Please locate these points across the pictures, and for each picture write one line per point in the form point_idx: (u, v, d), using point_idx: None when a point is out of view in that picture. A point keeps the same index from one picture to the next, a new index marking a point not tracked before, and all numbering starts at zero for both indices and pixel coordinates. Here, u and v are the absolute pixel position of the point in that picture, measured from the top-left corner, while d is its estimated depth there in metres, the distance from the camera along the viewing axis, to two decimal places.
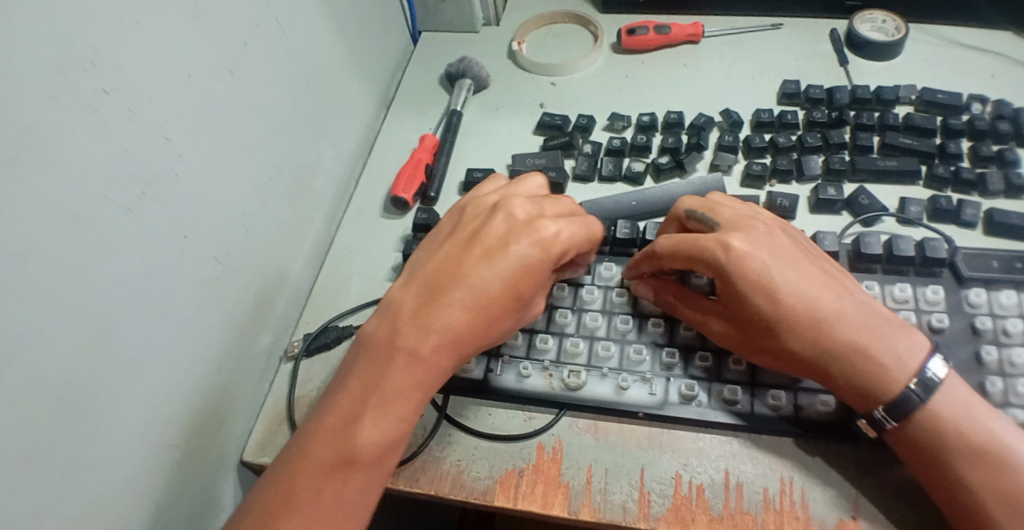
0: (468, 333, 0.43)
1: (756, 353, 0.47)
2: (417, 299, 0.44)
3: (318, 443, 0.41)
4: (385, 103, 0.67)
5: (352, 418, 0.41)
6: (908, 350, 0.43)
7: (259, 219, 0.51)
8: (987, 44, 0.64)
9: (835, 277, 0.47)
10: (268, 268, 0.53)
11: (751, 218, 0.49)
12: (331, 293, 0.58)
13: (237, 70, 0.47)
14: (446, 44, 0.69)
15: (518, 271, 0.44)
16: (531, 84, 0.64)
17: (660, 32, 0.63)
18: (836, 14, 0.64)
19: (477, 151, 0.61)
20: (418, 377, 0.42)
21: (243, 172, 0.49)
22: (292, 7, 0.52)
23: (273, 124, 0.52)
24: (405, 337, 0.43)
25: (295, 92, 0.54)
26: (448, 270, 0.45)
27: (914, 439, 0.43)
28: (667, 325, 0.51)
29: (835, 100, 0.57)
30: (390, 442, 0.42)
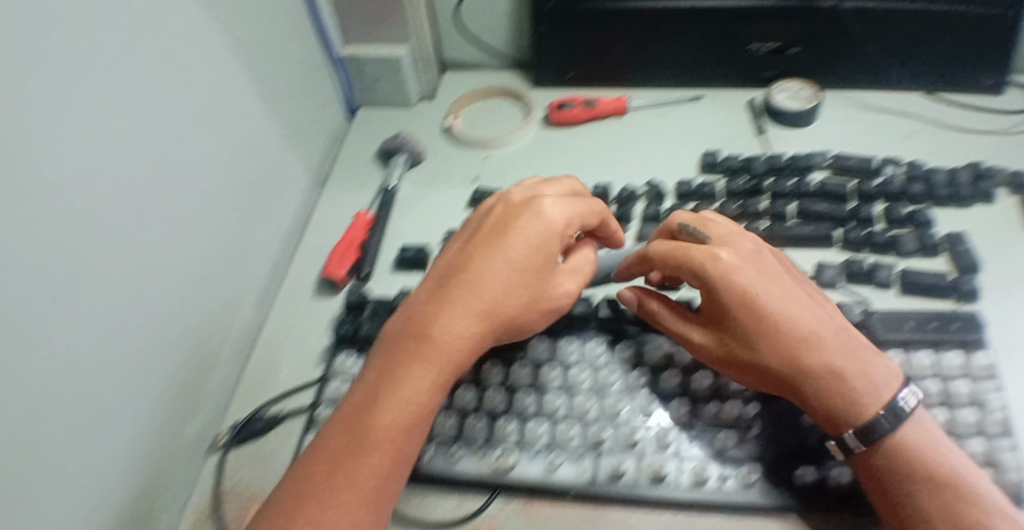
0: (429, 382, 0.43)
1: (736, 370, 0.49)
2: (381, 367, 0.44)
3: (328, 447, 0.41)
4: (320, 180, 0.68)
5: (311, 494, 0.39)
6: (882, 373, 0.46)
7: (190, 304, 0.51)
8: (900, 107, 0.68)
9: (812, 296, 0.50)
10: (199, 353, 0.52)
11: (739, 236, 0.52)
12: (264, 376, 0.58)
13: (169, 158, 0.47)
14: (382, 119, 0.71)
15: (466, 317, 0.45)
16: (464, 157, 0.66)
17: (586, 107, 0.65)
18: (753, 85, 0.68)
19: (411, 225, 0.62)
20: (430, 356, 0.44)
21: (177, 256, 0.48)
22: (225, 93, 0.53)
23: (208, 208, 0.52)
24: (364, 402, 0.43)
25: (229, 174, 0.55)
26: (403, 329, 0.45)
27: (887, 469, 0.43)
28: (595, 400, 0.51)
29: (753, 168, 0.60)
30: (372, 513, 0.40)
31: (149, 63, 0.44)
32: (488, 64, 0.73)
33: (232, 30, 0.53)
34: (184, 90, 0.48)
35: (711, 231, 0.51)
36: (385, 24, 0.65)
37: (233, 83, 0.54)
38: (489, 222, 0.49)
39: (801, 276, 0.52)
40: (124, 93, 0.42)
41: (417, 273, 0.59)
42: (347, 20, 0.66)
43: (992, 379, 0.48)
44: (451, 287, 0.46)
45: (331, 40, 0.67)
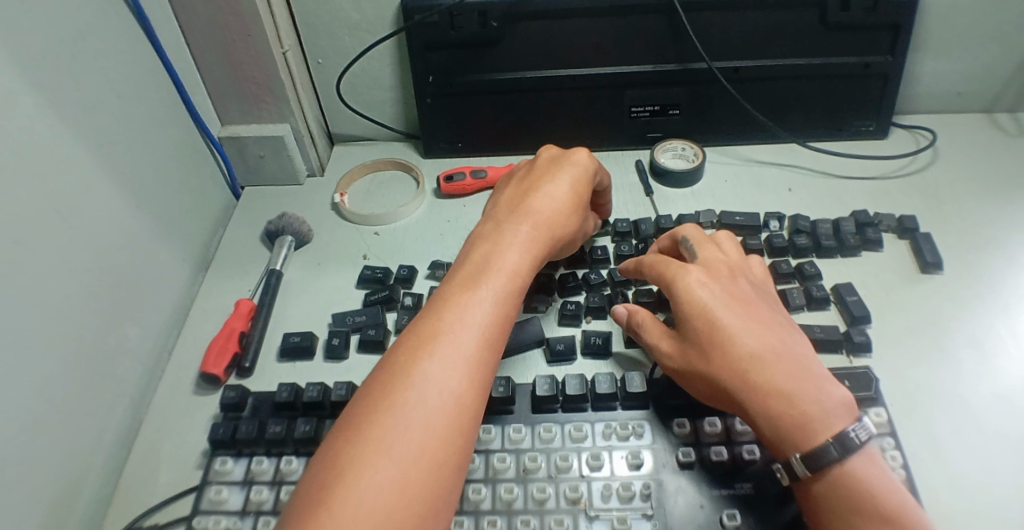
0: (517, 271, 0.46)
1: (692, 380, 0.46)
2: (454, 273, 0.46)
3: (425, 332, 0.41)
4: (204, 264, 0.65)
5: (409, 370, 0.38)
6: (833, 404, 0.42)
7: (43, 424, 0.46)
8: (784, 159, 0.70)
9: (777, 323, 0.47)
10: (57, 476, 0.48)
11: (738, 263, 0.50)
12: (137, 490, 0.53)
13: (15, 272, 0.43)
14: (271, 197, 0.69)
15: (526, 227, 0.49)
16: (355, 235, 0.64)
17: (476, 177, 0.65)
18: (642, 145, 0.68)
19: (298, 310, 0.59)
20: (525, 250, 0.47)
21: (21, 377, 0.44)
22: (84, 192, 0.50)
23: (63, 317, 0.48)
24: (441, 293, 0.44)
25: (91, 277, 0.51)
26: (477, 244, 0.48)
27: (832, 503, 0.40)
28: (489, 489, 0.47)
29: (641, 232, 0.60)
30: (478, 388, 0.39)
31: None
32: (382, 136, 0.72)
33: (89, 125, 0.50)
34: (31, 198, 0.45)
35: (703, 255, 0.51)
36: (266, 104, 0.65)
37: (94, 180, 0.51)
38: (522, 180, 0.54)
39: (777, 304, 0.50)
40: None
41: (303, 361, 0.56)
42: (224, 103, 0.65)
43: (891, 435, 0.49)
44: (518, 210, 0.50)
45: (207, 123, 0.65)
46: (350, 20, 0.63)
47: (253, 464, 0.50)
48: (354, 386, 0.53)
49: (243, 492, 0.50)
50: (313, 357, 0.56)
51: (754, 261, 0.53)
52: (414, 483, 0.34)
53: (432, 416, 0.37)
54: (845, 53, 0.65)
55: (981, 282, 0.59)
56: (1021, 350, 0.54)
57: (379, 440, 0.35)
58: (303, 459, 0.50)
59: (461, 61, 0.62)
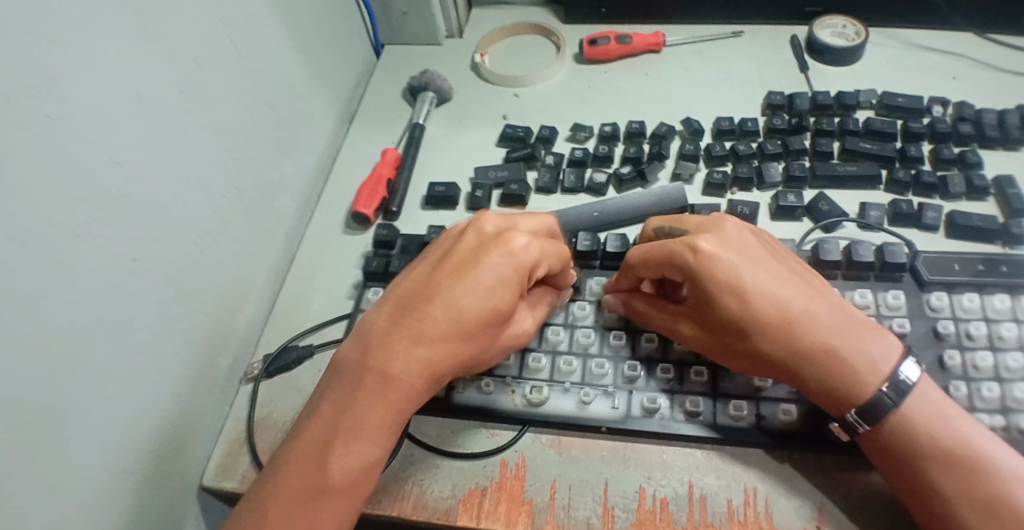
0: (458, 348, 0.42)
1: (725, 355, 0.46)
2: (394, 334, 0.42)
3: (364, 406, 0.41)
4: (349, 118, 0.67)
5: (340, 451, 0.41)
6: (879, 351, 0.43)
7: (216, 238, 0.51)
8: (948, 47, 0.65)
9: (804, 278, 0.47)
10: (226, 291, 0.53)
11: (719, 221, 0.48)
12: (293, 312, 0.58)
13: (191, 87, 0.46)
14: (410, 56, 0.69)
15: (493, 287, 0.42)
16: (494, 96, 0.64)
17: (621, 42, 0.63)
18: (796, 20, 0.64)
19: (441, 164, 0.61)
20: (469, 318, 0.42)
21: (200, 192, 0.48)
22: (246, 23, 0.52)
23: (231, 142, 0.51)
24: (384, 369, 0.42)
25: (253, 109, 0.54)
26: (417, 298, 0.43)
27: (900, 446, 0.42)
28: (628, 337, 0.51)
29: (795, 106, 0.57)
30: (377, 457, 0.42)
31: None
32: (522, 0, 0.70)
33: None
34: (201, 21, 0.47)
35: (689, 224, 0.49)
36: None
37: (255, 13, 0.53)
38: (492, 216, 0.46)
39: (785, 254, 0.49)
40: (139, 23, 0.42)
41: (446, 210, 0.58)
42: None
43: None
44: (483, 260, 0.43)
45: None
46: None
47: None
48: None
49: None
50: (456, 207, 0.58)
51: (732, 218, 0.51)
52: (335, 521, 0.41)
53: (362, 469, 0.41)
54: None
55: None
56: None
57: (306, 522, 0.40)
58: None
59: None
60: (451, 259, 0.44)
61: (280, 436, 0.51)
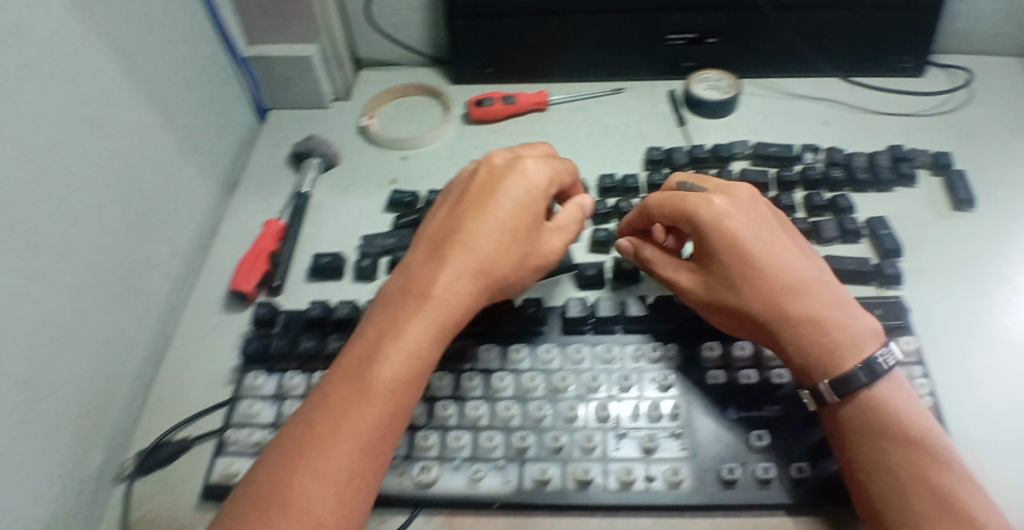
0: (489, 264, 0.46)
1: (715, 311, 0.48)
2: (427, 259, 0.46)
3: (401, 325, 0.43)
4: (230, 187, 0.65)
5: (381, 367, 0.41)
6: (862, 331, 0.45)
7: (75, 329, 0.47)
8: (820, 93, 0.68)
9: (797, 245, 0.49)
10: (92, 382, 0.49)
11: (733, 186, 0.51)
12: (170, 400, 0.54)
13: (45, 170, 0.43)
14: (296, 120, 0.68)
15: (500, 225, 0.46)
16: (383, 159, 0.63)
17: (506, 102, 0.63)
18: (675, 75, 0.67)
19: (327, 232, 0.59)
20: (504, 234, 0.46)
21: (59, 280, 0.45)
22: (107, 99, 0.49)
23: (92, 225, 0.48)
24: (416, 287, 0.44)
25: (116, 186, 0.51)
26: (447, 231, 0.47)
27: (860, 425, 0.42)
28: (518, 406, 0.49)
29: (674, 160, 0.59)
30: (419, 371, 0.42)
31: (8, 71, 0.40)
32: (408, 61, 0.71)
33: (112, 32, 0.50)
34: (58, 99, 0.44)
35: (710, 184, 0.51)
36: (289, 22, 0.63)
37: (120, 88, 0.51)
38: (501, 150, 0.51)
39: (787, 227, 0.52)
40: None
41: (332, 281, 0.56)
42: (250, 21, 0.63)
43: (919, 364, 0.48)
44: (493, 191, 0.48)
45: (233, 40, 0.64)
46: None
47: (285, 379, 0.51)
48: None
49: (274, 406, 0.50)
50: (343, 277, 0.56)
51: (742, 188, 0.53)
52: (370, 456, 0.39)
53: (400, 393, 0.41)
54: None
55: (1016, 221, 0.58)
56: None
57: (343, 437, 0.39)
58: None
59: None
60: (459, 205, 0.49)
61: None
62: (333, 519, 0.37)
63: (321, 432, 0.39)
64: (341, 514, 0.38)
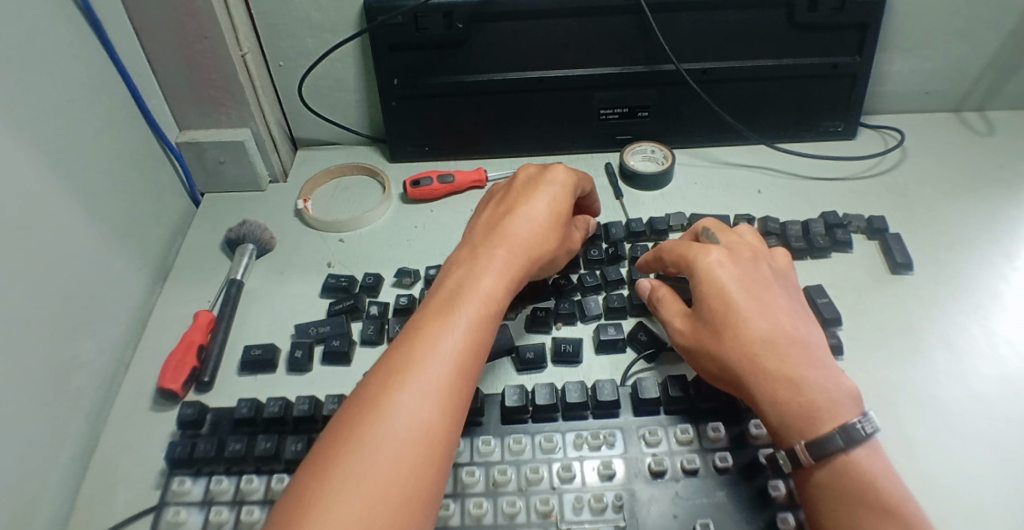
0: (546, 226, 0.49)
1: (700, 356, 0.47)
2: (489, 225, 0.49)
3: (471, 267, 0.45)
4: (163, 275, 0.63)
5: (463, 301, 0.42)
6: (841, 394, 0.42)
7: None
8: (753, 160, 0.69)
9: (796, 304, 0.48)
10: (10, 505, 0.45)
11: (747, 244, 0.51)
12: (91, 512, 0.50)
13: None
14: (232, 204, 0.67)
15: (550, 197, 0.50)
16: (321, 242, 0.62)
17: (443, 181, 0.63)
18: (611, 147, 0.68)
19: (261, 322, 0.57)
20: (554, 205, 0.50)
21: None
22: (31, 201, 0.47)
23: (11, 333, 0.45)
24: (482, 243, 0.47)
25: (40, 288, 0.48)
26: (503, 206, 0.50)
27: (829, 491, 0.40)
28: (458, 504, 0.46)
29: (611, 235, 0.59)
30: (496, 307, 0.43)
31: None
32: (346, 140, 0.71)
33: (39, 134, 0.48)
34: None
35: (724, 238, 0.51)
36: (224, 107, 0.62)
37: (47, 190, 0.49)
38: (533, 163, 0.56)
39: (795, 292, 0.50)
40: None
41: (266, 373, 0.54)
42: (182, 108, 0.63)
43: None
44: (539, 176, 0.52)
45: (163, 128, 0.63)
46: (312, 20, 0.61)
47: (212, 484, 0.48)
48: (317, 400, 0.51)
49: (202, 512, 0.48)
50: (276, 369, 0.54)
51: (779, 252, 0.53)
52: (460, 375, 0.39)
53: (484, 318, 0.42)
54: (812, 53, 0.64)
55: (949, 281, 0.59)
56: (990, 348, 0.54)
57: (435, 356, 0.39)
58: (264, 477, 0.48)
59: (427, 64, 0.61)
60: (507, 190, 0.53)
61: None
62: (435, 426, 0.37)
63: (413, 352, 0.39)
64: (441, 423, 0.37)
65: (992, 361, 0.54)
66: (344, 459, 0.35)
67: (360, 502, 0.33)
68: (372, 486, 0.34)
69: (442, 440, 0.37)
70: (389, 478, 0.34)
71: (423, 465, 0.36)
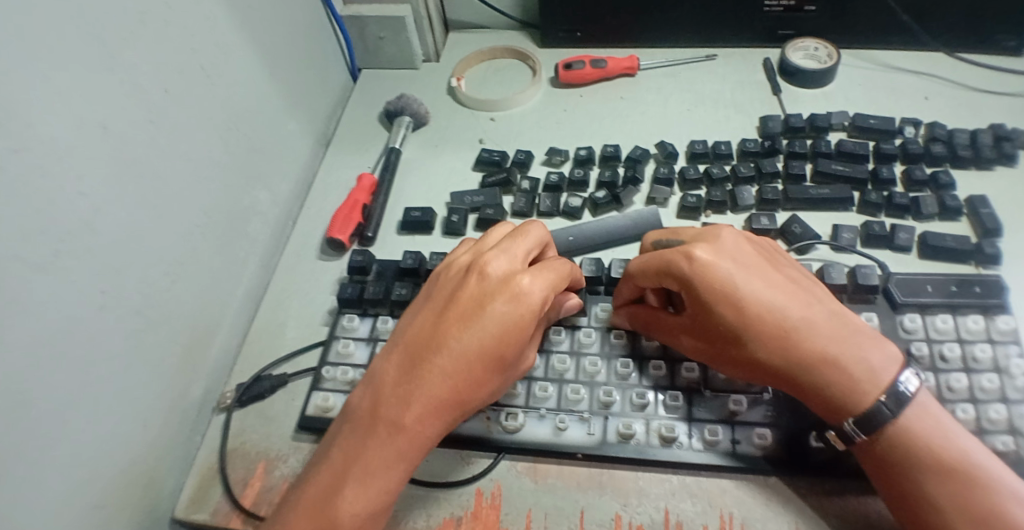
0: (512, 344, 0.41)
1: (724, 363, 0.46)
2: (427, 331, 0.42)
3: (436, 387, 0.40)
4: (324, 142, 0.67)
5: (397, 436, 0.40)
6: (879, 361, 0.42)
7: (186, 267, 0.49)
8: (921, 67, 0.65)
9: (800, 284, 0.46)
10: (203, 320, 0.52)
11: (713, 230, 0.47)
12: (266, 340, 0.57)
13: (162, 118, 0.46)
14: (387, 81, 0.70)
15: (521, 317, 0.41)
16: (471, 120, 0.64)
17: (596, 66, 0.64)
18: (770, 43, 0.66)
19: (416, 190, 0.61)
20: (523, 315, 0.41)
21: (174, 219, 0.47)
22: (216, 51, 0.51)
23: (203, 170, 0.50)
24: (436, 359, 0.41)
25: (227, 134, 0.53)
26: (462, 304, 0.42)
27: (896, 459, 0.41)
28: (604, 363, 0.50)
29: (768, 129, 0.59)
30: (431, 434, 0.41)
31: (129, 23, 0.43)
32: (497, 25, 0.71)
33: None
34: (171, 49, 0.46)
35: (685, 234, 0.48)
36: None
37: (229, 42, 0.53)
38: (495, 241, 0.46)
39: (784, 262, 0.48)
40: (110, 52, 0.41)
41: (423, 235, 0.58)
42: None
43: (1015, 344, 0.47)
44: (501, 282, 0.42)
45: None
46: None
47: (380, 322, 0.53)
48: None
49: (368, 348, 0.53)
50: (432, 232, 0.58)
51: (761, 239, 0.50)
52: (385, 489, 0.40)
53: (419, 439, 0.41)
54: None
55: None
56: None
57: (374, 480, 0.40)
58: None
59: None
60: (470, 278, 0.43)
61: (252, 467, 0.50)
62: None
63: (336, 475, 0.40)
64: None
65: None
66: None
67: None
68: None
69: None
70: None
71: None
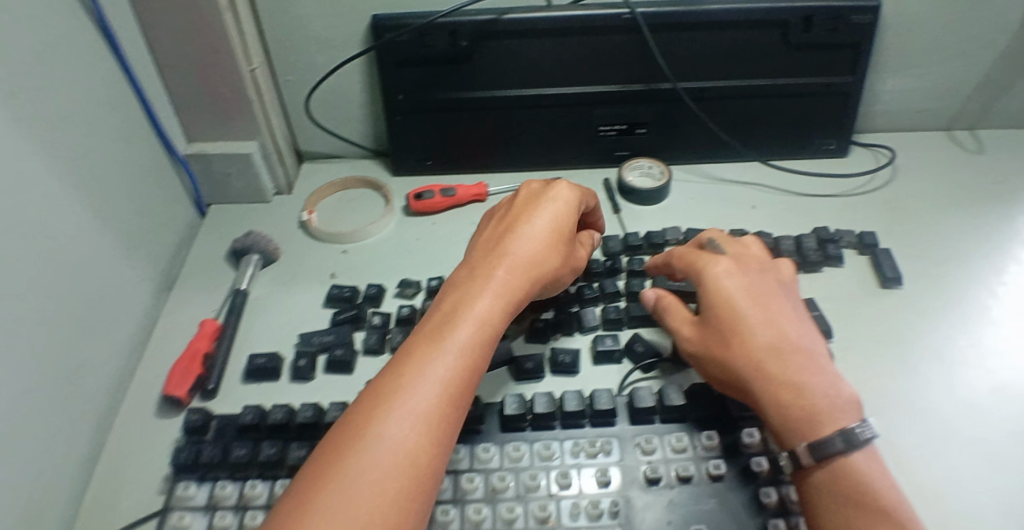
0: (560, 227, 0.51)
1: (707, 359, 0.48)
2: (494, 233, 0.52)
3: (504, 266, 0.48)
4: (168, 285, 0.64)
5: (462, 315, 0.44)
6: (844, 401, 0.44)
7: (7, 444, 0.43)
8: (747, 177, 0.71)
9: (802, 319, 0.49)
10: (25, 512, 0.45)
11: (751, 255, 0.53)
12: (99, 513, 0.49)
13: None
14: (238, 215, 0.69)
15: (561, 208, 0.52)
16: (323, 254, 0.64)
17: (446, 194, 0.65)
18: (608, 163, 0.70)
19: (265, 331, 0.59)
20: (561, 207, 0.52)
21: None
22: (46, 203, 0.48)
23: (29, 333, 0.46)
24: (502, 243, 0.49)
25: (58, 288, 0.49)
26: (514, 210, 0.53)
27: (826, 492, 0.41)
28: (457, 510, 0.46)
29: (609, 248, 0.61)
30: (507, 305, 0.46)
31: None
32: (351, 153, 0.73)
33: (57, 136, 0.49)
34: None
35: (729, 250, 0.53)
36: (232, 122, 0.64)
37: (60, 197, 0.49)
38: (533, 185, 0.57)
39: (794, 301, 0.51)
40: None
41: (269, 382, 0.55)
42: (191, 120, 0.65)
43: None
44: (541, 191, 0.54)
45: (173, 141, 0.64)
46: (320, 37, 0.63)
47: (217, 488, 0.48)
48: (320, 408, 0.52)
49: (206, 517, 0.47)
50: (279, 377, 0.55)
51: (784, 264, 0.54)
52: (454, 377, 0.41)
53: (487, 313, 0.44)
54: (806, 73, 0.66)
55: (946, 296, 0.59)
56: (979, 360, 0.54)
57: (440, 357, 0.41)
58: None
59: (431, 80, 0.62)
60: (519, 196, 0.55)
61: None
62: (420, 454, 0.37)
63: (406, 360, 0.42)
64: (428, 439, 0.38)
65: (985, 373, 0.53)
66: (354, 450, 0.37)
67: (368, 481, 0.35)
68: (371, 500, 0.35)
69: (427, 464, 0.37)
70: (406, 452, 0.37)
71: (430, 454, 0.38)
